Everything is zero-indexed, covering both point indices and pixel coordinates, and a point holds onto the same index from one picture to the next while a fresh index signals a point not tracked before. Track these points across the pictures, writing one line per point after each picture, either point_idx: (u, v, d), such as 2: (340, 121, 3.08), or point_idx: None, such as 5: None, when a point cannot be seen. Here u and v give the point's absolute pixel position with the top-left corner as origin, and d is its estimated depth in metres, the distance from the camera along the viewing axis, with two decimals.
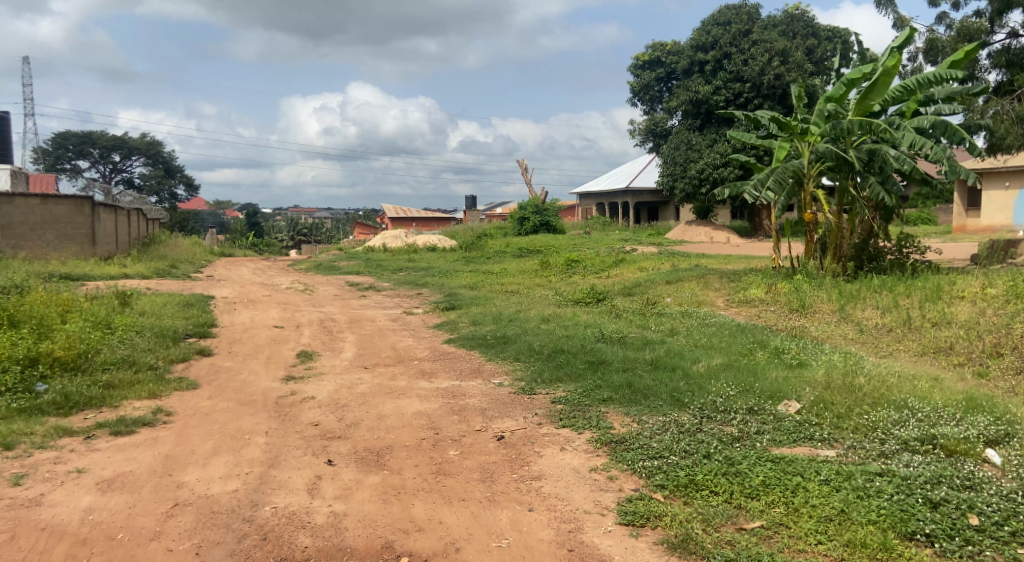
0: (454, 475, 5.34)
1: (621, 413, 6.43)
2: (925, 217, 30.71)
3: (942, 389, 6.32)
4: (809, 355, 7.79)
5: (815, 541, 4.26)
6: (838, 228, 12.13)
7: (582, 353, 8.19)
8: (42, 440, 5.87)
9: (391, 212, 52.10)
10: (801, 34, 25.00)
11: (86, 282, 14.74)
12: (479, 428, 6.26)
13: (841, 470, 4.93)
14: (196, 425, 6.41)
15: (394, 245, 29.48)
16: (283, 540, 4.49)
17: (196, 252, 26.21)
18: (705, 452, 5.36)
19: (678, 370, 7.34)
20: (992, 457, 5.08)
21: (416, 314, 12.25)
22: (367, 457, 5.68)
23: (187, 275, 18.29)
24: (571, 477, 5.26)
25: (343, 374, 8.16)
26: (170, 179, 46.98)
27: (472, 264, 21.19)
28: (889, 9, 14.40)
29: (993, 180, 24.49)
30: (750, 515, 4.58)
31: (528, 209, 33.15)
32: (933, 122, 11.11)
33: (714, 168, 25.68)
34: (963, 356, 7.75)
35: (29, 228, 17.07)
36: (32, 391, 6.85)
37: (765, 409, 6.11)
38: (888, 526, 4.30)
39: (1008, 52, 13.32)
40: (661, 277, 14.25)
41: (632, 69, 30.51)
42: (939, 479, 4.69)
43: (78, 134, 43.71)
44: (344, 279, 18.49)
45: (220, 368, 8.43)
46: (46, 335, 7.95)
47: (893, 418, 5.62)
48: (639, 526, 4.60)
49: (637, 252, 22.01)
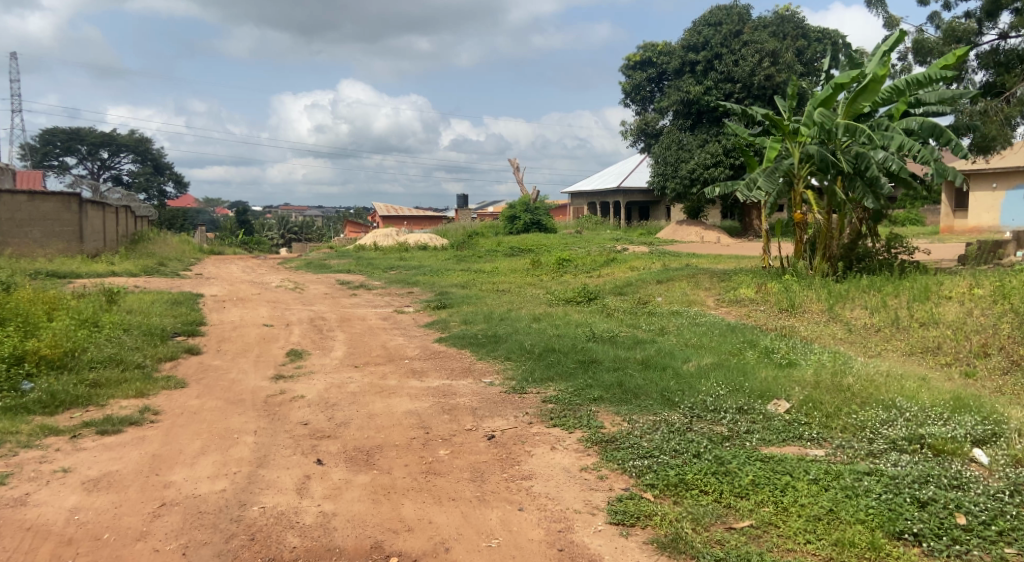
0: (444, 475, 5.32)
1: (612, 413, 6.42)
2: (913, 217, 30.90)
3: (931, 389, 6.34)
4: (798, 355, 7.80)
5: (804, 541, 4.27)
6: (827, 228, 12.18)
7: (572, 353, 8.17)
8: (28, 439, 5.81)
9: (383, 211, 51.81)
10: (792, 35, 25.26)
11: (72, 280, 14.61)
12: (469, 428, 6.24)
13: (830, 470, 4.93)
14: (183, 424, 6.35)
15: (386, 243, 29.35)
16: (271, 540, 4.47)
17: (186, 251, 26.08)
18: (694, 451, 5.35)
19: (670, 369, 7.33)
20: (978, 456, 5.09)
21: (407, 313, 12.24)
22: (357, 456, 5.66)
23: (175, 273, 18.13)
24: (561, 477, 5.25)
25: (333, 374, 8.10)
26: (159, 177, 46.75)
27: (464, 264, 21.11)
28: (879, 9, 14.50)
29: (981, 181, 24.65)
30: (739, 515, 4.58)
31: (519, 208, 33.21)
32: (921, 123, 11.28)
33: (705, 168, 25.76)
34: (951, 356, 7.82)
35: (16, 226, 16.96)
36: (18, 389, 6.79)
37: (754, 409, 6.12)
38: (876, 526, 4.31)
39: (997, 53, 13.40)
40: (650, 277, 14.19)
41: (623, 69, 30.55)
42: (927, 479, 4.71)
43: (66, 131, 43.35)
44: (336, 278, 18.39)
45: (210, 366, 8.37)
46: (31, 334, 7.87)
47: (881, 418, 5.64)
48: (630, 525, 4.59)
49: (628, 252, 22.04)
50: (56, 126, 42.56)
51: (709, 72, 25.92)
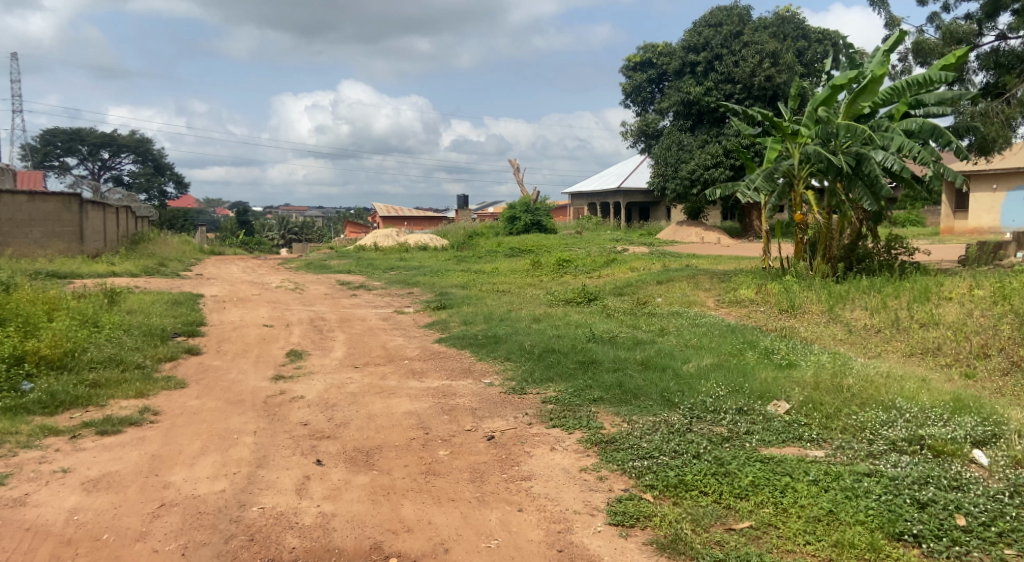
0: (444, 475, 5.32)
1: (611, 414, 6.41)
2: (913, 218, 30.91)
3: (930, 390, 6.35)
4: (798, 355, 7.82)
5: (803, 541, 4.27)
6: (827, 228, 12.19)
7: (572, 353, 8.18)
8: (28, 439, 5.82)
9: (383, 212, 51.82)
10: (792, 35, 25.38)
11: (73, 280, 14.62)
12: (469, 428, 6.24)
13: (830, 471, 4.93)
14: (183, 424, 6.36)
15: (386, 244, 29.38)
16: (270, 540, 4.47)
17: (186, 251, 26.10)
18: (694, 452, 5.35)
19: (669, 370, 7.34)
20: (978, 457, 5.09)
21: (407, 313, 12.23)
22: (357, 456, 5.65)
23: (175, 274, 18.12)
24: (560, 477, 5.25)
25: (333, 374, 8.11)
26: (160, 177, 46.79)
27: (465, 264, 21.16)
28: (880, 10, 14.50)
29: (981, 183, 24.65)
30: (739, 515, 4.58)
31: (519, 208, 33.22)
32: (921, 124, 11.29)
33: (705, 169, 25.77)
34: (952, 357, 7.81)
35: (16, 226, 16.96)
36: (18, 390, 6.79)
37: (754, 409, 6.12)
38: (876, 527, 4.31)
39: (997, 54, 13.40)
40: (650, 278, 14.16)
41: (624, 70, 30.54)
42: (927, 479, 4.71)
43: (66, 131, 43.40)
44: (336, 278, 18.42)
45: (210, 367, 8.38)
46: (31, 334, 7.87)
47: (881, 419, 5.64)
48: (629, 526, 4.59)
49: (628, 253, 22.03)
50: (57, 127, 42.59)
51: (709, 72, 25.93)
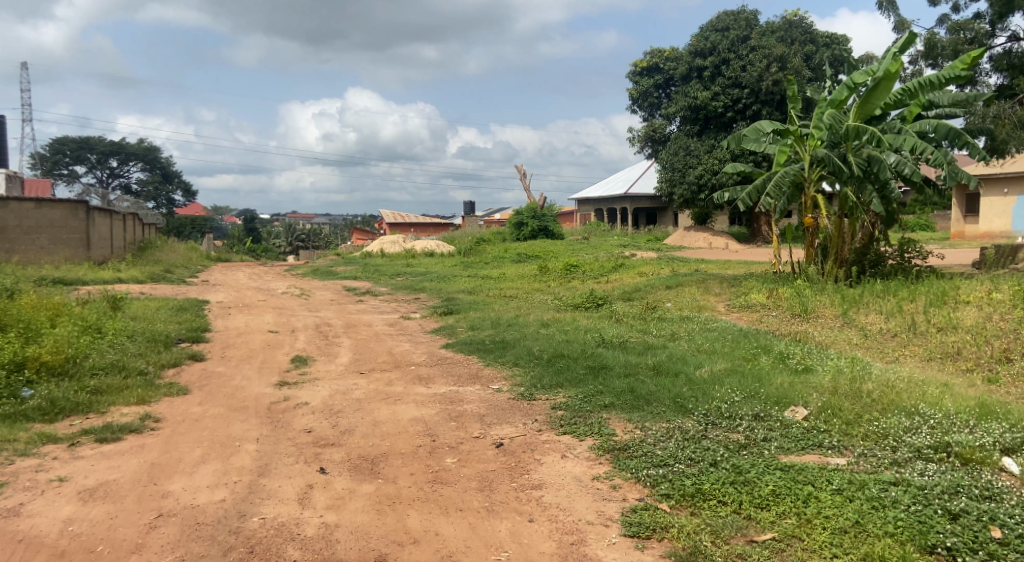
0: (451, 484, 5.15)
1: (624, 420, 6.23)
2: (923, 223, 30.64)
3: (954, 395, 6.14)
4: (815, 359, 7.63)
5: (829, 554, 4.08)
6: (838, 233, 12.00)
7: (582, 358, 8.00)
8: (25, 447, 5.67)
9: (391, 218, 51.75)
10: (800, 39, 24.82)
11: (78, 287, 14.51)
12: (477, 435, 6.07)
13: (854, 479, 4.72)
14: (185, 431, 6.21)
15: (393, 249, 29.26)
16: (271, 552, 4.30)
17: (193, 258, 26.02)
18: (711, 460, 5.15)
19: (682, 376, 7.11)
20: (1009, 465, 4.90)
21: (414, 319, 12.08)
22: (362, 465, 5.48)
23: (183, 280, 18.05)
24: (572, 486, 5.07)
25: (338, 380, 7.96)
26: (168, 185, 46.90)
27: (473, 268, 21.59)
28: (888, 13, 14.33)
29: (993, 186, 24.32)
30: (760, 526, 4.39)
31: (526, 214, 33.11)
32: (935, 126, 11.22)
33: (713, 174, 25.65)
34: (972, 361, 7.61)
35: (23, 232, 16.77)
36: (18, 396, 6.61)
37: (771, 416, 5.91)
38: (906, 539, 4.11)
39: (1010, 56, 13.12)
40: (659, 282, 14.06)
41: (631, 76, 30.47)
42: (956, 489, 4.50)
43: (75, 140, 43.33)
44: (343, 284, 18.28)
45: (212, 374, 8.21)
46: (32, 339, 7.76)
47: (904, 426, 5.44)
48: (645, 537, 4.40)
49: (637, 258, 21.81)
50: (66, 136, 42.57)
51: (716, 77, 25.73)
